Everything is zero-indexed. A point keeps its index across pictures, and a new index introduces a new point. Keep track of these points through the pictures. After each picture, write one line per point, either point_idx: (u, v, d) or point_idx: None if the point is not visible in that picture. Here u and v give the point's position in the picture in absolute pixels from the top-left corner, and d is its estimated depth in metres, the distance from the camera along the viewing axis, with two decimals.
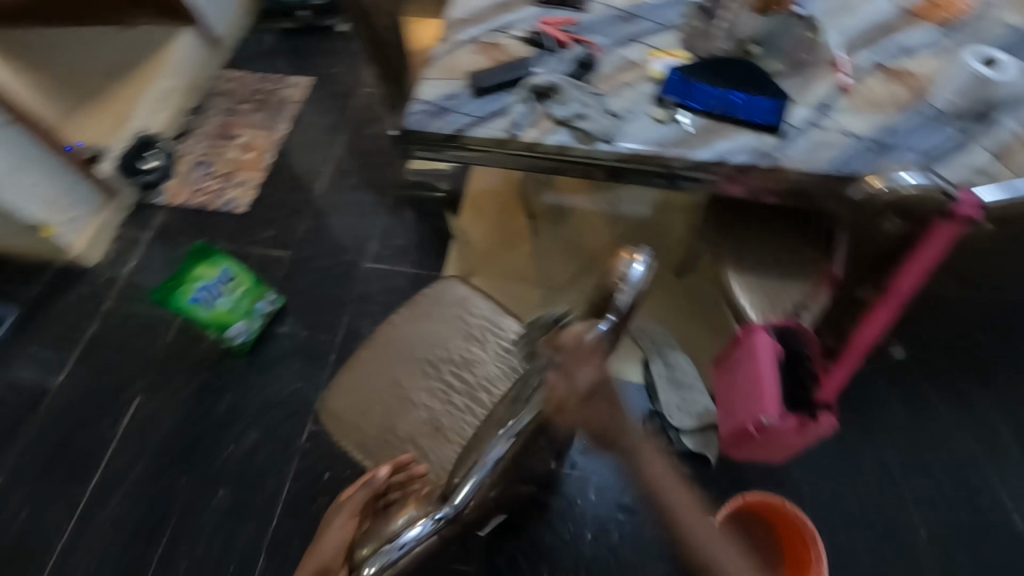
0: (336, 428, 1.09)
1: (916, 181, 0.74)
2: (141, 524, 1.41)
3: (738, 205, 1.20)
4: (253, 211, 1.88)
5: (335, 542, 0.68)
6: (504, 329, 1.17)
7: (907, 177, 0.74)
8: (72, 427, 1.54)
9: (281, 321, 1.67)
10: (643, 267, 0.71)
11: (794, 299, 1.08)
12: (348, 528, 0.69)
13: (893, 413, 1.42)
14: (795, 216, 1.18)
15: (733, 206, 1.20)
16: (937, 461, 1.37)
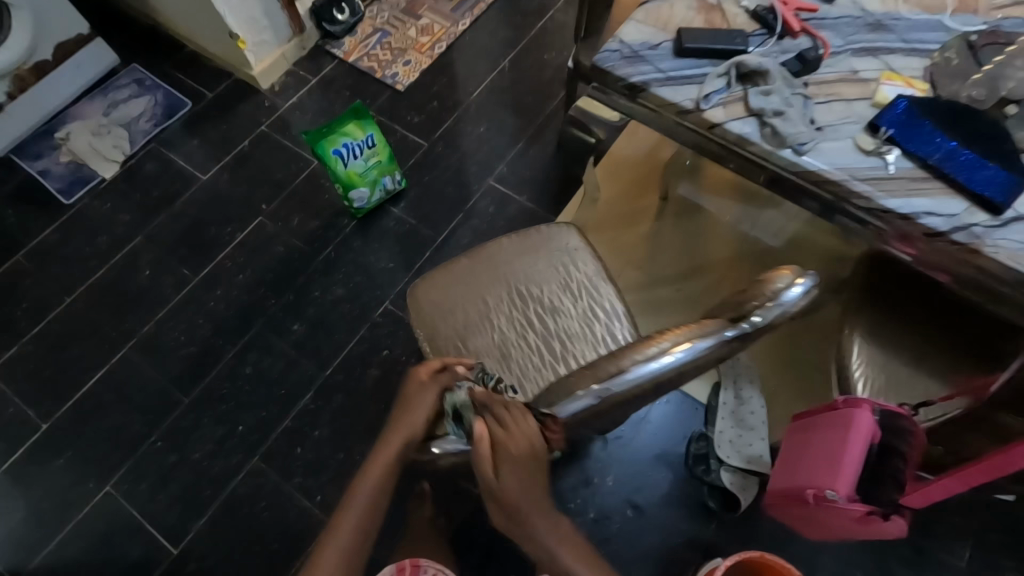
0: (415, 316, 1.14)
1: None
2: (227, 323, 1.60)
3: (898, 274, 1.08)
4: (409, 93, 1.93)
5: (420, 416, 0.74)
6: (600, 295, 1.15)
7: None
8: (203, 219, 1.74)
9: (397, 203, 1.75)
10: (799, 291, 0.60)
11: (916, 395, 1.00)
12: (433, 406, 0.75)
13: (958, 551, 1.27)
14: (960, 311, 1.04)
15: (893, 274, 1.08)
16: None
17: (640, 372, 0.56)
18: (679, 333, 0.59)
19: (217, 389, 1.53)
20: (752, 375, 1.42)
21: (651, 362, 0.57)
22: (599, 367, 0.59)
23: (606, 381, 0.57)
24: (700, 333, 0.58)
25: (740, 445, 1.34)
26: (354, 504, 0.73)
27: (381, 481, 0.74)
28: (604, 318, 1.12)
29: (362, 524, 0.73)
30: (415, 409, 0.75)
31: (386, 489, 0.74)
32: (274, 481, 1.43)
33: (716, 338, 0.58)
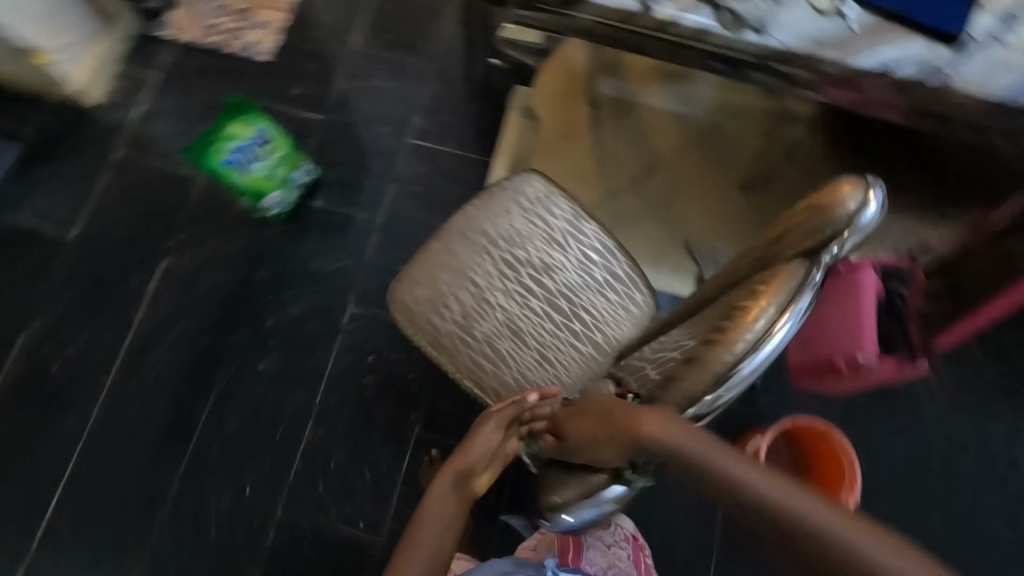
0: (407, 322, 1.04)
1: None
2: (183, 387, 1.40)
3: None
4: (277, 60, 1.63)
5: (481, 448, 0.88)
6: (588, 237, 1.08)
7: None
8: (98, 283, 1.45)
9: (317, 193, 1.53)
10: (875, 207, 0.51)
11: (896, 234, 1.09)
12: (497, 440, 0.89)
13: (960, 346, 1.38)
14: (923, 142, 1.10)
15: None
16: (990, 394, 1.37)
17: (758, 364, 0.47)
18: (774, 293, 0.49)
19: (204, 460, 1.35)
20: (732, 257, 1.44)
21: (762, 349, 0.46)
22: (701, 367, 0.48)
23: (723, 385, 0.47)
24: (796, 289, 0.49)
25: None
26: (432, 502, 0.86)
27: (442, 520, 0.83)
28: (600, 259, 1.07)
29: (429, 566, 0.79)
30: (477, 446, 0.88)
31: (447, 527, 0.84)
32: (309, 527, 1.30)
33: (812, 289, 0.49)
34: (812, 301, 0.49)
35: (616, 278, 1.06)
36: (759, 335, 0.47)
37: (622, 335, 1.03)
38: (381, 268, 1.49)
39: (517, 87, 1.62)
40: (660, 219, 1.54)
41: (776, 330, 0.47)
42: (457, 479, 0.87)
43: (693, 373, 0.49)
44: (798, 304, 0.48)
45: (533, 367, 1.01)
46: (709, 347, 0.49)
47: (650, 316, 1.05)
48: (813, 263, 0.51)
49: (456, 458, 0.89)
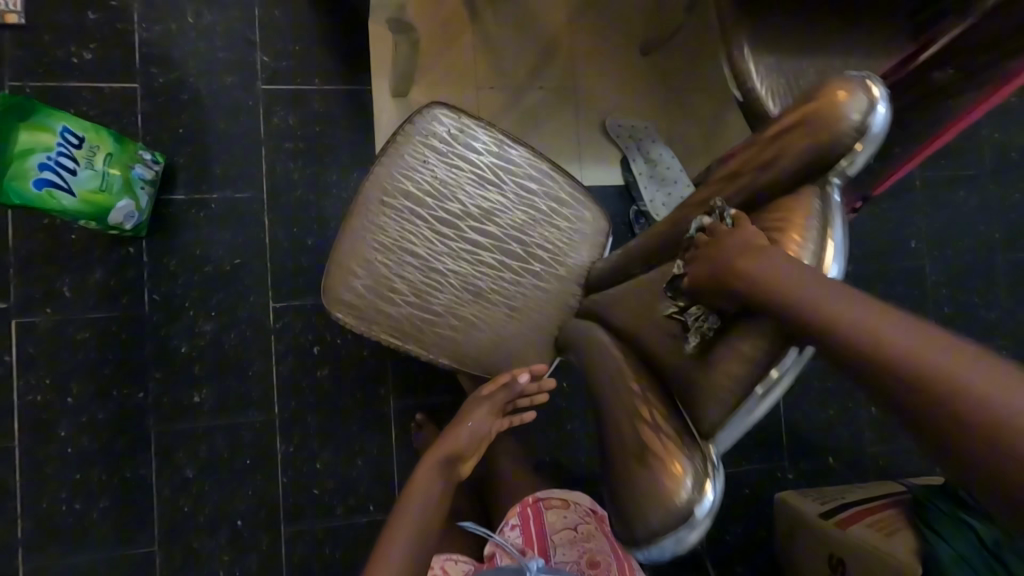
0: (356, 319, 0.91)
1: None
2: (113, 449, 1.22)
3: None
4: (37, 23, 1.23)
5: (471, 433, 0.89)
6: (519, 165, 0.96)
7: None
8: None
9: (173, 183, 1.27)
10: (884, 108, 0.47)
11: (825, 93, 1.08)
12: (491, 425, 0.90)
13: None
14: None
15: None
16: (910, 191, 1.45)
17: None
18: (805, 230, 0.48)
19: (178, 512, 1.23)
20: (653, 134, 1.43)
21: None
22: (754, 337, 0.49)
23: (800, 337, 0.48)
24: (823, 219, 0.48)
25: (673, 202, 1.39)
26: (420, 489, 0.85)
27: (429, 505, 0.84)
28: (538, 186, 0.97)
29: (415, 550, 0.80)
30: (471, 433, 0.89)
31: (432, 526, 0.83)
32: (321, 528, 1.27)
33: (838, 211, 0.48)
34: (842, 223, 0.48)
35: (561, 203, 0.98)
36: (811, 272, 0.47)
37: (585, 260, 0.98)
38: (289, 250, 1.30)
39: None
40: (568, 108, 1.44)
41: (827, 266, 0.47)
42: (445, 465, 0.87)
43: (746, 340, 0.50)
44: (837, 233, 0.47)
45: (505, 322, 0.95)
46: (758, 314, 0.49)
47: (604, 230, 1.00)
48: (826, 181, 0.49)
49: (448, 441, 0.88)
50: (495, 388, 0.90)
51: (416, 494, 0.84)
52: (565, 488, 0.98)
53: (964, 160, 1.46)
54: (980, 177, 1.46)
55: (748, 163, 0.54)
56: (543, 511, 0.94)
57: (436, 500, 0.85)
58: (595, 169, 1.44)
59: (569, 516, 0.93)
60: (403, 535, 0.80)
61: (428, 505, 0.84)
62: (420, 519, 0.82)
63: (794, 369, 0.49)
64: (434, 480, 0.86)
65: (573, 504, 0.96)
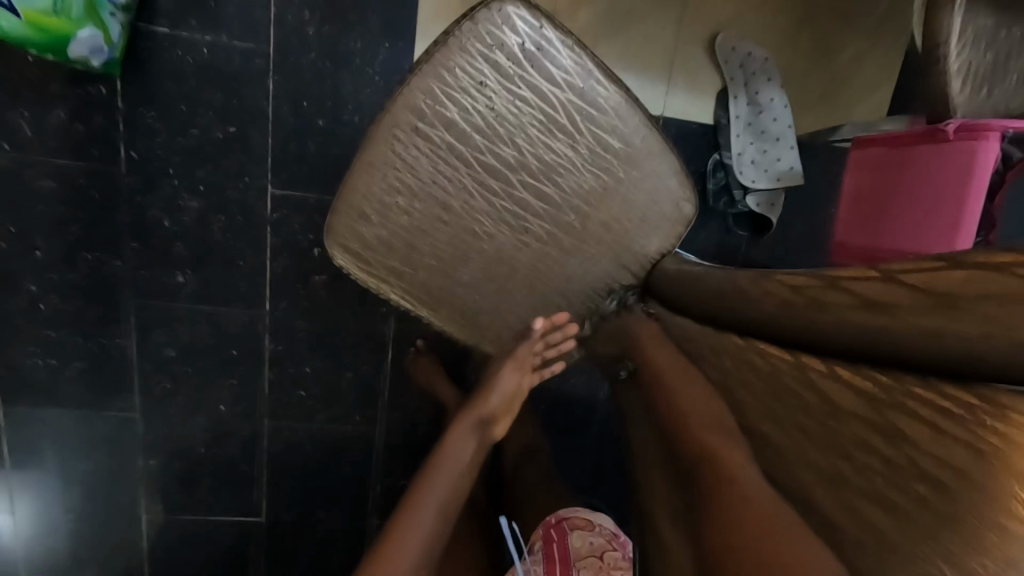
0: (363, 272, 0.75)
1: None
2: (88, 315, 1.12)
3: None
4: None
5: (499, 395, 0.71)
6: (603, 112, 0.72)
7: None
8: None
9: (154, 13, 0.99)
10: None
11: None
12: (520, 386, 0.72)
13: None
14: None
15: None
16: None
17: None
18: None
19: (158, 388, 1.18)
20: (768, 68, 1.11)
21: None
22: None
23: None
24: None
25: (766, 163, 1.11)
26: (445, 462, 0.67)
27: (458, 471, 0.66)
28: (621, 147, 0.74)
29: (436, 529, 0.63)
30: (496, 392, 0.70)
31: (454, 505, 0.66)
32: (305, 430, 1.25)
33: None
34: None
35: (644, 173, 0.75)
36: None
37: (653, 251, 0.79)
38: (294, 129, 1.07)
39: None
40: (674, 5, 1.09)
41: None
42: (475, 428, 0.69)
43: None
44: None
45: (537, 306, 0.79)
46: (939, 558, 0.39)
47: (686, 219, 0.79)
48: None
49: (472, 403, 0.71)
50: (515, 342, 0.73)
51: (438, 466, 0.66)
52: (588, 510, 0.85)
53: None
54: None
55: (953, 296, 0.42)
56: (568, 533, 0.79)
57: (464, 473, 0.67)
58: (684, 100, 1.15)
59: (595, 540, 0.78)
60: (427, 512, 0.63)
61: (453, 482, 0.66)
62: (445, 496, 0.65)
63: None
64: (463, 445, 0.68)
65: (597, 527, 0.82)
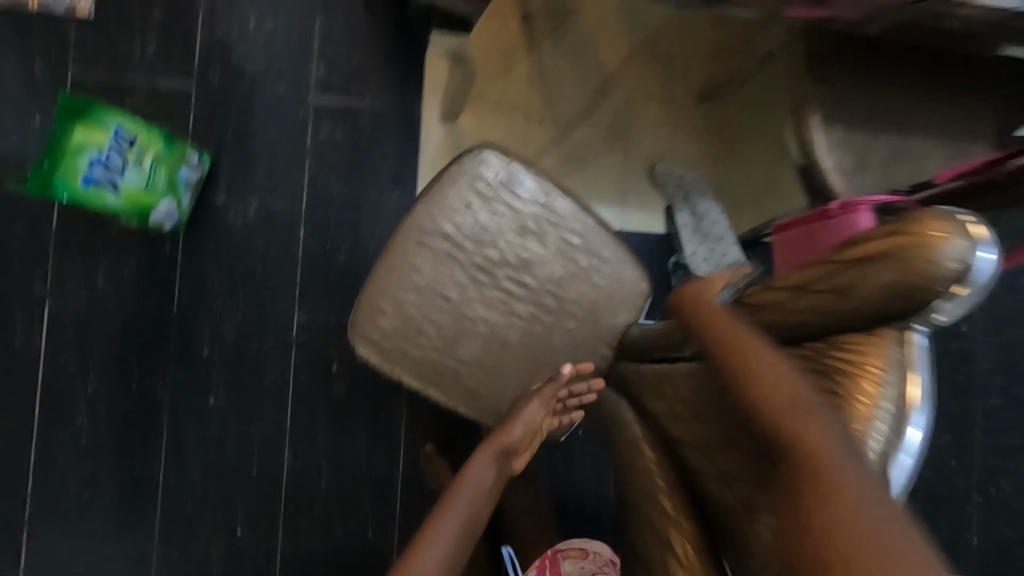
0: (380, 359, 0.90)
1: None
2: (126, 439, 1.23)
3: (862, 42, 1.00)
4: (105, 13, 1.25)
5: (522, 426, 0.81)
6: (563, 218, 0.93)
7: None
8: None
9: (216, 185, 1.27)
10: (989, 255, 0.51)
11: (909, 171, 1.00)
12: (542, 421, 0.82)
13: None
14: (928, 61, 1.00)
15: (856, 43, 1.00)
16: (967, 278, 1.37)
17: (906, 471, 0.50)
18: (887, 380, 0.52)
19: (180, 511, 1.23)
20: (702, 186, 1.36)
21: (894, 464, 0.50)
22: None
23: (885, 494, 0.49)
24: (904, 362, 0.53)
25: (715, 258, 1.29)
26: (468, 480, 0.75)
27: (480, 490, 0.75)
28: (581, 242, 0.94)
29: (461, 539, 0.69)
30: (519, 422, 0.81)
31: (473, 519, 0.72)
32: (319, 546, 1.26)
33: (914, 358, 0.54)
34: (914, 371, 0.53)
35: (604, 261, 0.94)
36: (889, 436, 0.50)
37: (621, 323, 0.95)
38: (321, 262, 1.30)
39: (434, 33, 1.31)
40: (618, 148, 1.40)
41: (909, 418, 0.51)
42: (496, 455, 0.79)
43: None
44: (920, 386, 0.52)
45: (529, 378, 0.92)
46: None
47: (644, 294, 0.96)
48: (907, 325, 0.54)
49: (499, 433, 0.81)
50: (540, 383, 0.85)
51: (464, 486, 0.74)
52: (583, 539, 0.90)
53: None
54: None
55: (816, 280, 0.60)
56: (561, 561, 0.86)
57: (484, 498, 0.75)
58: (639, 214, 1.40)
59: (585, 565, 0.85)
60: (453, 519, 0.70)
61: (472, 499, 0.73)
62: (467, 512, 0.72)
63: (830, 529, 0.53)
64: (485, 468, 0.77)
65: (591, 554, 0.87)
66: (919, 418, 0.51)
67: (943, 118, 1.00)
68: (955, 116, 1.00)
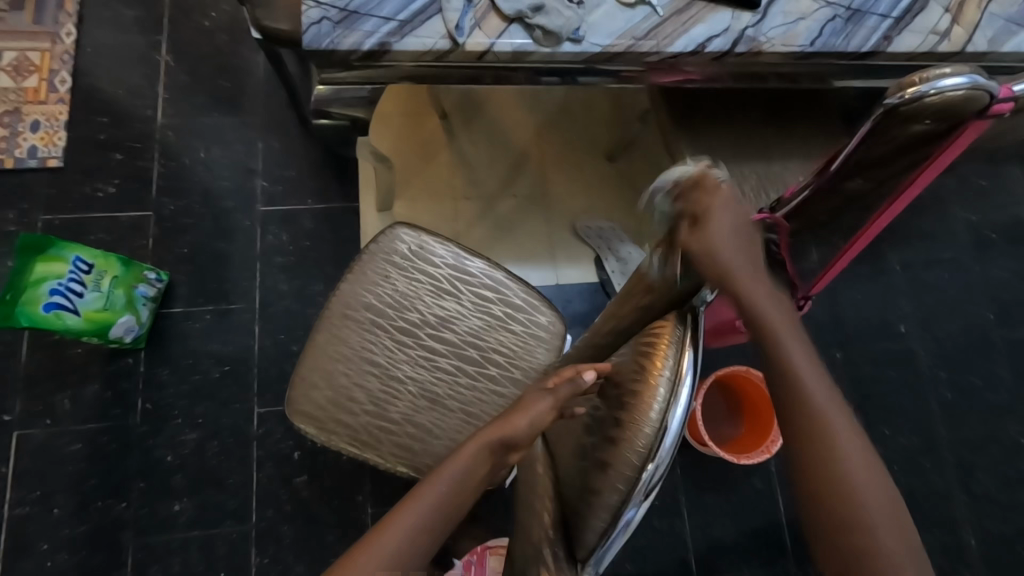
0: (316, 430, 0.95)
1: (985, 42, 0.92)
2: (88, 563, 1.22)
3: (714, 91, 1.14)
4: (71, 164, 1.43)
5: (528, 424, 0.61)
6: (475, 275, 1.03)
7: (979, 42, 0.92)
8: None
9: (174, 300, 1.38)
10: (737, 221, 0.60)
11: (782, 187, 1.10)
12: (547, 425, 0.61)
13: None
14: (773, 101, 1.14)
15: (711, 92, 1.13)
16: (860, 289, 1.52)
17: (673, 436, 0.47)
18: (665, 356, 0.50)
19: None
20: (620, 234, 1.50)
21: (668, 427, 0.47)
22: (615, 470, 0.48)
23: (652, 461, 0.47)
24: (681, 336, 0.51)
25: None
26: (446, 476, 0.62)
27: (455, 494, 0.61)
28: (494, 295, 1.03)
29: (416, 549, 0.58)
30: (528, 416, 0.61)
31: (435, 528, 0.60)
32: None
33: (696, 334, 0.52)
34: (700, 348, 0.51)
35: (517, 309, 1.03)
36: (665, 398, 0.48)
37: (541, 361, 1.01)
38: (276, 356, 1.37)
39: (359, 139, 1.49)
40: (540, 212, 1.53)
41: (681, 382, 0.48)
42: (490, 454, 0.62)
43: (610, 480, 0.48)
44: (692, 355, 0.50)
45: (461, 428, 0.96)
46: (619, 449, 0.49)
47: (559, 333, 1.03)
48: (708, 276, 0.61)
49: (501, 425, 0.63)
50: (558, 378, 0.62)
51: (444, 479, 0.61)
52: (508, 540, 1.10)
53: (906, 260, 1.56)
54: (924, 272, 1.56)
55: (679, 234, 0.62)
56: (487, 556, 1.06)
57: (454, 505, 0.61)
58: (570, 265, 1.50)
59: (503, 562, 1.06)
60: (413, 516, 0.59)
61: (444, 506, 0.60)
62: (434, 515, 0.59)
63: (657, 482, 0.47)
64: (472, 466, 0.62)
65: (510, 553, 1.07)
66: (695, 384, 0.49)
67: (801, 142, 1.12)
68: (807, 148, 1.12)
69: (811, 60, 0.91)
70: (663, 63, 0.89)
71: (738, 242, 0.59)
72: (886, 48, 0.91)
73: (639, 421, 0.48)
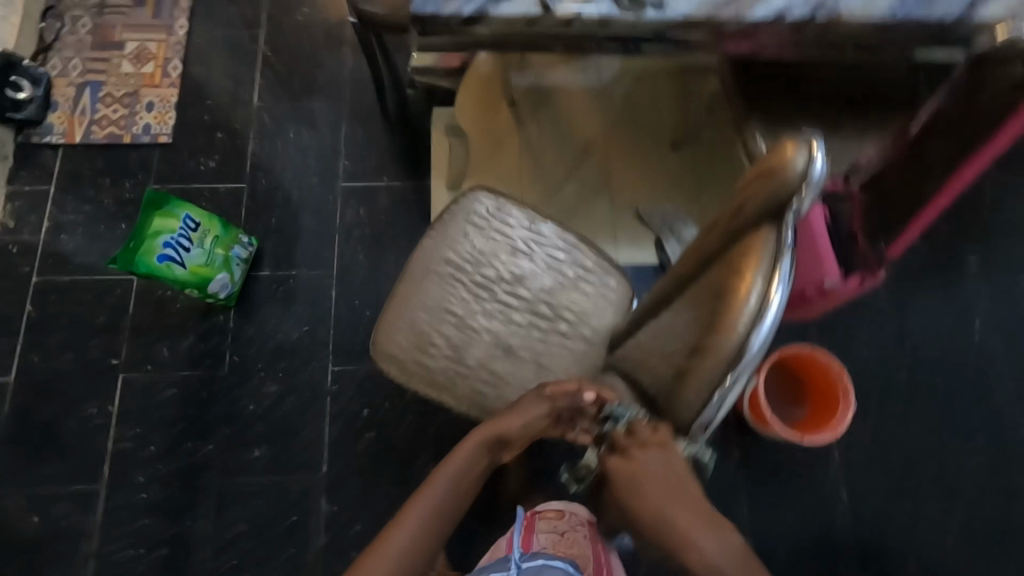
0: (399, 372, 1.02)
1: None
2: (176, 496, 1.33)
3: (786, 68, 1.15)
4: (178, 140, 1.59)
5: (522, 423, 0.79)
6: (549, 238, 1.09)
7: None
8: (61, 412, 1.38)
9: (262, 264, 1.50)
10: (821, 160, 0.55)
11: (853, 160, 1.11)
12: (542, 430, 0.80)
13: None
14: (846, 79, 1.15)
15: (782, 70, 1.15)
16: (931, 283, 1.49)
17: (762, 337, 0.52)
18: (758, 267, 0.54)
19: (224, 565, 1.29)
20: (682, 217, 1.53)
21: (765, 316, 0.52)
22: (711, 359, 0.53)
23: (743, 357, 0.52)
24: (775, 252, 0.54)
25: None
26: (460, 460, 0.78)
27: (465, 478, 0.77)
28: (566, 257, 1.08)
29: (434, 519, 0.73)
30: (523, 416, 0.79)
31: (450, 506, 0.75)
32: None
33: (789, 250, 0.54)
34: (792, 258, 0.54)
35: (587, 272, 1.07)
36: (756, 309, 0.52)
37: (610, 322, 1.05)
38: (350, 320, 1.47)
39: (435, 110, 1.62)
40: (603, 196, 1.58)
41: (772, 295, 0.52)
42: (487, 449, 0.79)
43: (706, 367, 0.54)
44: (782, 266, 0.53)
45: (532, 378, 1.01)
46: (714, 338, 0.54)
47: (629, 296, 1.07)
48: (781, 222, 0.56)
49: (494, 423, 0.79)
50: (558, 393, 0.78)
51: (456, 460, 0.77)
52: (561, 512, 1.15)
53: (985, 253, 1.51)
54: (1004, 267, 1.51)
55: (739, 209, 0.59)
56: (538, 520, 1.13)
57: (470, 480, 0.78)
58: (628, 247, 1.53)
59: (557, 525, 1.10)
60: (438, 488, 0.76)
61: (455, 485, 0.76)
62: (451, 491, 0.76)
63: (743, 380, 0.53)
64: (474, 460, 0.78)
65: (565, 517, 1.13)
66: (779, 290, 0.53)
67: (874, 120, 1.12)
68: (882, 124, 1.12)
69: (893, 30, 0.93)
70: (738, 30, 0.92)
71: (651, 479, 0.60)
72: (973, 16, 0.91)
73: (729, 320, 0.53)
